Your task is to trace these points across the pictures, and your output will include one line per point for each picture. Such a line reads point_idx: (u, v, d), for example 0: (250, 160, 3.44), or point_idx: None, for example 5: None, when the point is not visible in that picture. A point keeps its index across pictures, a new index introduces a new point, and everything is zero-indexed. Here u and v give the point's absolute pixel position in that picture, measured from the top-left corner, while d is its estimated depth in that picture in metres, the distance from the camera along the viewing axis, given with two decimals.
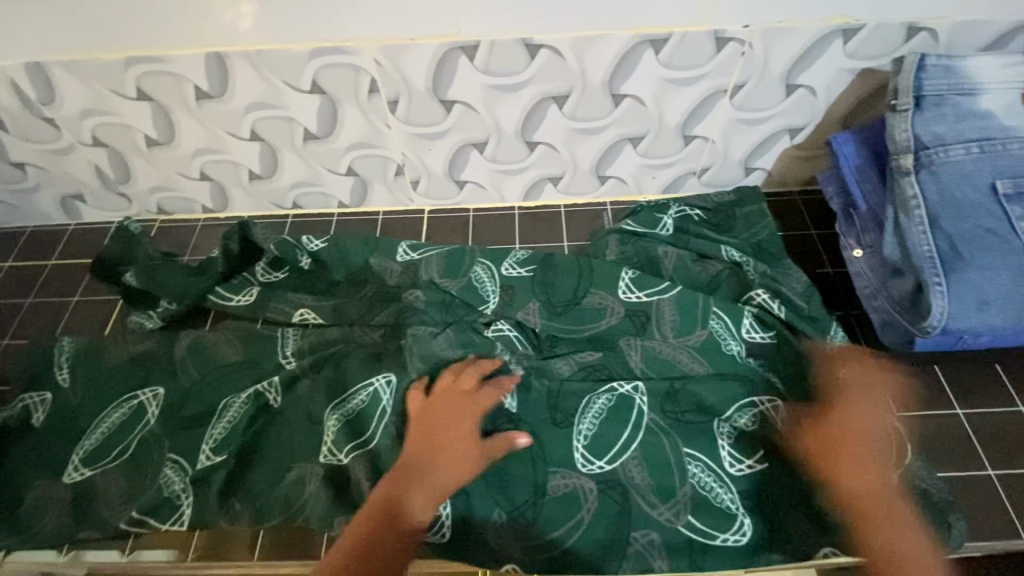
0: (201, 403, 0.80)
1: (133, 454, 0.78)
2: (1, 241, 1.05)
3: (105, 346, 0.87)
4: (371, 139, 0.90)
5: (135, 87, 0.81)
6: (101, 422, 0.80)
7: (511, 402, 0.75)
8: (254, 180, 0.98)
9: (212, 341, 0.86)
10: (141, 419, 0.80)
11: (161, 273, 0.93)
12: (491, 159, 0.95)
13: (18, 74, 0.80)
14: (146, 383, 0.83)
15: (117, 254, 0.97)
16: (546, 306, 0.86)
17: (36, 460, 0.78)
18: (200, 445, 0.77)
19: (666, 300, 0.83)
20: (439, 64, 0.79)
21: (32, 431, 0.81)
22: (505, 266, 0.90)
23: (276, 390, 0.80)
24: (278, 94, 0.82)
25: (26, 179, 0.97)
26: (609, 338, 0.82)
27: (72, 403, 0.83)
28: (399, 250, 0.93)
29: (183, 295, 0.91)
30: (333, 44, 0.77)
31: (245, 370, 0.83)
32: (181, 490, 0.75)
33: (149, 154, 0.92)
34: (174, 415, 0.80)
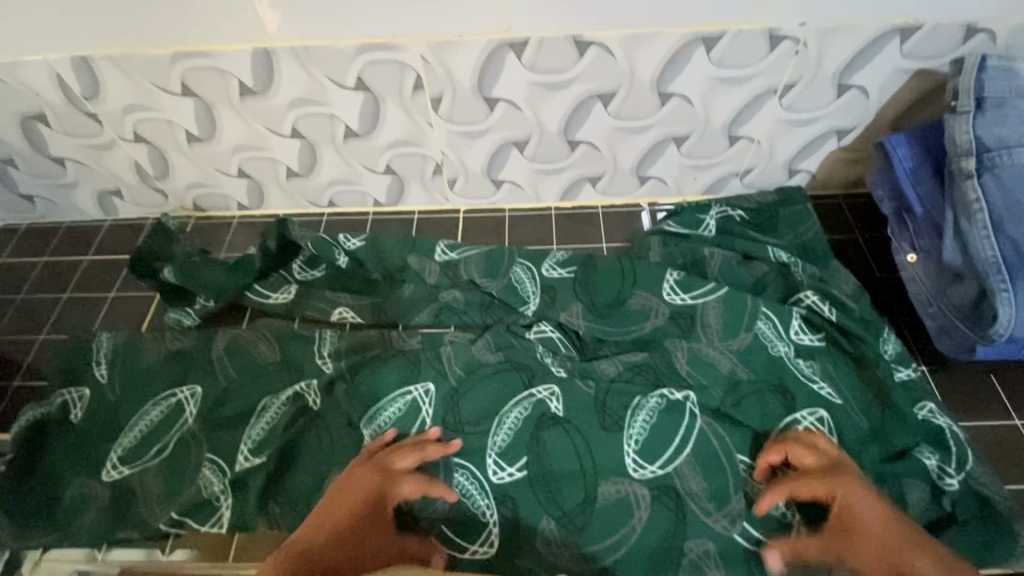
0: (240, 401, 0.79)
1: (171, 454, 0.77)
2: (37, 236, 1.06)
3: (143, 344, 0.87)
4: (411, 137, 0.89)
5: (180, 82, 0.81)
6: (139, 420, 0.80)
7: (557, 406, 0.75)
8: (291, 178, 0.97)
9: (250, 339, 0.85)
10: (180, 418, 0.79)
11: (198, 268, 0.92)
12: (531, 159, 0.93)
13: (64, 68, 0.80)
14: (185, 380, 0.82)
15: (155, 250, 0.97)
16: (588, 308, 0.84)
17: (75, 457, 0.78)
18: (239, 445, 0.76)
19: (712, 300, 0.80)
20: (486, 61, 0.78)
21: (70, 427, 0.81)
22: (545, 267, 0.89)
23: (315, 393, 0.79)
24: (321, 91, 0.82)
25: (65, 175, 0.97)
26: (653, 341, 0.80)
27: (111, 400, 0.82)
28: (438, 250, 0.92)
29: (221, 291, 0.90)
30: (381, 40, 0.76)
31: (283, 371, 0.82)
32: (220, 491, 0.73)
33: (189, 151, 0.92)
34: (212, 414, 0.79)
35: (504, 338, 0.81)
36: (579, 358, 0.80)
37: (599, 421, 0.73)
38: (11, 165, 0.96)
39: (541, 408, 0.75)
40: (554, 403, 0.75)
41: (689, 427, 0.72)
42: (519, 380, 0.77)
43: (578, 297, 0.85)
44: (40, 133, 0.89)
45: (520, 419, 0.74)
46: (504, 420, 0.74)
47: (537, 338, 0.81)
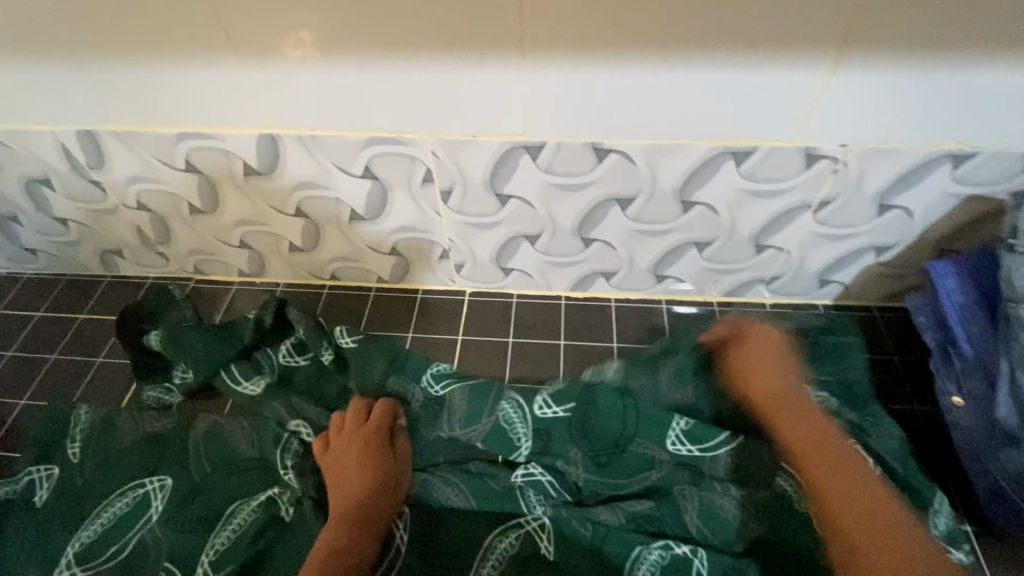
0: (209, 503, 0.74)
1: (129, 557, 0.71)
2: (37, 288, 1.04)
3: (123, 420, 0.83)
4: (418, 224, 0.86)
5: (184, 160, 0.78)
6: (101, 512, 0.75)
7: (546, 547, 0.68)
8: (293, 252, 0.94)
9: (231, 427, 0.81)
10: (143, 514, 0.74)
11: (187, 334, 0.88)
12: (542, 251, 0.88)
13: (69, 139, 0.77)
14: (156, 469, 0.78)
15: (146, 312, 0.93)
16: (583, 452, 0.75)
17: (30, 548, 0.73)
18: (199, 556, 0.70)
19: (725, 454, 0.73)
20: (500, 161, 0.74)
21: (33, 510, 0.76)
22: (538, 405, 0.77)
23: (287, 501, 0.74)
24: (328, 175, 0.78)
25: (68, 234, 0.96)
26: (661, 487, 0.73)
27: (78, 483, 0.77)
28: (425, 378, 0.83)
29: (213, 365, 0.86)
30: (391, 135, 0.72)
31: (260, 469, 0.77)
32: None
33: (191, 221, 0.89)
34: (178, 513, 0.74)
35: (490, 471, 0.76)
36: (561, 485, 0.74)
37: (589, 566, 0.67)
38: (16, 222, 0.94)
39: (530, 544, 0.69)
40: (545, 546, 0.69)
41: None
42: (505, 510, 0.72)
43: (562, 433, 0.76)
44: (44, 195, 0.87)
45: (507, 552, 0.68)
46: (488, 557, 0.68)
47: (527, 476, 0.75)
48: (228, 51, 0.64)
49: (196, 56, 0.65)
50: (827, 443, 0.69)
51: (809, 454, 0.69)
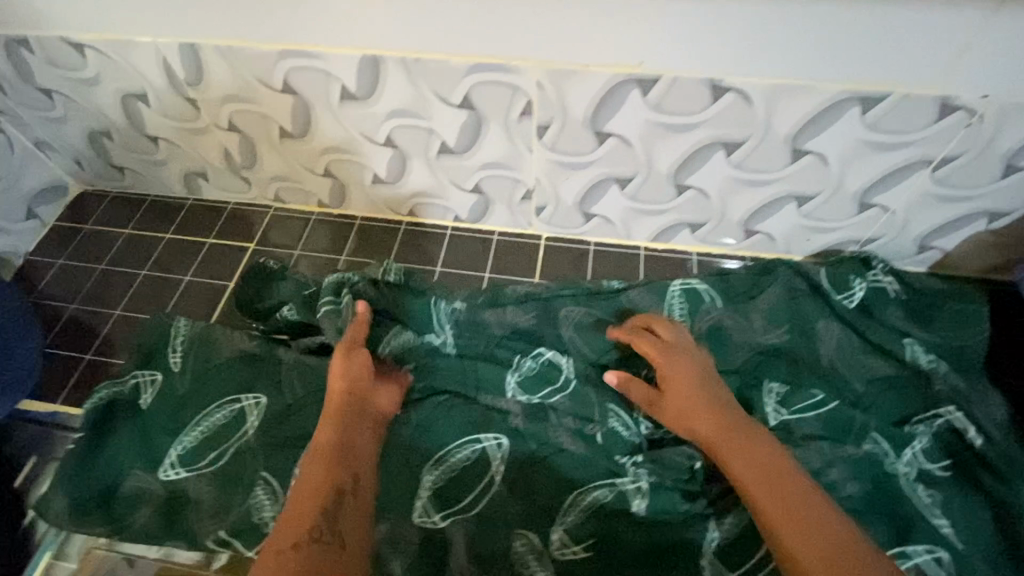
0: (303, 422, 0.78)
1: (229, 463, 0.76)
2: (123, 206, 1.07)
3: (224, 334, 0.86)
4: (507, 160, 0.84)
5: (282, 80, 0.77)
6: (203, 420, 0.79)
7: (640, 504, 0.70)
8: (376, 184, 0.94)
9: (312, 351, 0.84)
10: (241, 427, 0.78)
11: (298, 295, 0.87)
12: (630, 197, 0.86)
13: (170, 52, 0.77)
14: (251, 386, 0.81)
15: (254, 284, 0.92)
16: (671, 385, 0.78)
17: (136, 447, 0.77)
18: (294, 469, 0.74)
19: (814, 417, 0.73)
20: (609, 94, 0.71)
21: (137, 413, 0.80)
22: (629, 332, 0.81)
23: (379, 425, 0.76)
24: (424, 103, 0.77)
25: (157, 153, 0.97)
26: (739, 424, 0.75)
27: (179, 391, 0.81)
28: (507, 384, 0.79)
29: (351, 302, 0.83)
30: (498, 61, 0.70)
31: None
32: (270, 518, 0.71)
33: (279, 146, 0.89)
34: (273, 428, 0.77)
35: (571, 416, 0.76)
36: (629, 425, 0.75)
37: (674, 507, 0.69)
38: (106, 138, 0.96)
39: (622, 500, 0.70)
40: (637, 503, 0.70)
41: None
42: (597, 463, 0.73)
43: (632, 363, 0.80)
44: (138, 111, 0.88)
45: (596, 504, 0.70)
46: (580, 500, 0.71)
47: (604, 407, 0.76)
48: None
49: None
50: (778, 481, 0.60)
51: (747, 475, 0.62)
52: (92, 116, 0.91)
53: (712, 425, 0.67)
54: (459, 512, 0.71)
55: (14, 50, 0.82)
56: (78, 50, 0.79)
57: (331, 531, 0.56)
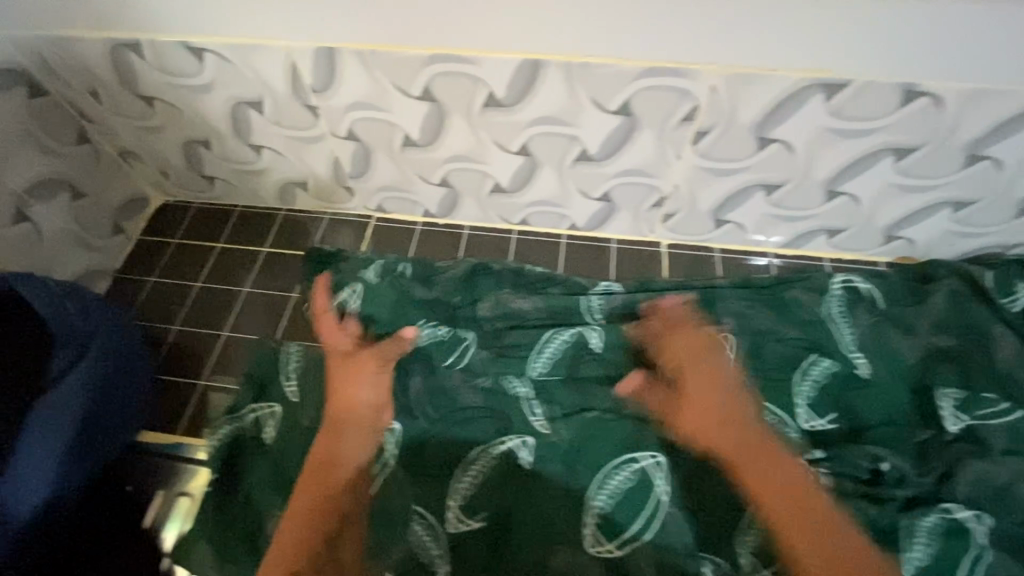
0: (448, 446, 0.75)
1: (377, 500, 0.72)
2: (210, 219, 1.02)
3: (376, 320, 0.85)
4: (649, 168, 0.80)
5: (424, 86, 0.72)
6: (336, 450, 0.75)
7: (824, 514, 0.70)
8: (494, 193, 0.90)
9: (447, 373, 0.80)
10: (378, 457, 0.75)
11: (435, 330, 0.83)
12: (774, 204, 0.83)
13: (303, 58, 0.71)
14: (383, 413, 0.77)
15: (376, 296, 0.86)
16: (838, 379, 0.79)
17: (274, 483, 0.73)
18: (448, 501, 0.71)
19: (1000, 425, 0.73)
20: (789, 99, 0.67)
21: (264, 448, 0.76)
22: (792, 329, 0.82)
23: (529, 450, 0.74)
24: (577, 109, 0.72)
25: (257, 163, 0.91)
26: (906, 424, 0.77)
27: (304, 423, 0.77)
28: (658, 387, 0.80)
29: (484, 330, 0.86)
30: (673, 65, 0.65)
31: (491, 414, 0.77)
32: (438, 556, 0.68)
33: (400, 154, 0.84)
34: (417, 459, 0.74)
35: (729, 423, 0.76)
36: (790, 422, 0.77)
37: (862, 517, 0.68)
38: (203, 147, 0.90)
39: None
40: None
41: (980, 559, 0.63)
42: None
43: (791, 353, 0.81)
44: (248, 119, 0.82)
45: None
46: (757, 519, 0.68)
47: (759, 402, 0.77)
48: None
49: None
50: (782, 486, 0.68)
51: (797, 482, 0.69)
52: (193, 124, 0.85)
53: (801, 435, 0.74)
54: (637, 537, 0.68)
55: (121, 55, 0.75)
56: (196, 54, 0.73)
57: (331, 559, 0.68)
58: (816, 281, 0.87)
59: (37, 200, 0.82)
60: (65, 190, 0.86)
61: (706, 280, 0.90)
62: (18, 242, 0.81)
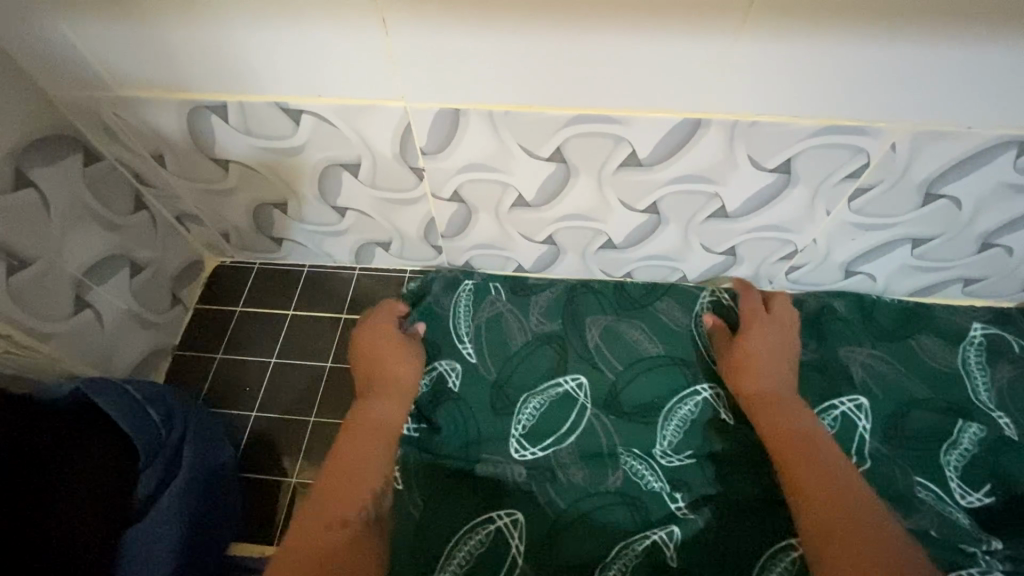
0: (577, 548, 0.65)
1: None
2: (275, 281, 0.92)
3: (473, 419, 0.76)
4: (790, 223, 0.73)
5: (555, 147, 0.64)
6: (455, 550, 0.65)
7: None
8: (602, 249, 0.82)
9: (570, 470, 0.71)
10: (506, 554, 0.65)
11: (544, 404, 0.77)
12: (917, 255, 0.76)
13: (419, 119, 0.62)
14: (502, 501, 0.69)
15: (464, 407, 0.77)
16: (988, 442, 0.71)
17: None
18: None
19: None
20: (973, 154, 0.60)
21: None
22: (923, 385, 0.76)
23: (676, 543, 0.64)
24: (727, 167, 0.64)
25: (337, 224, 0.82)
26: None
27: (414, 518, 0.68)
28: None
29: (600, 376, 0.79)
30: (852, 122, 0.58)
31: (626, 504, 0.68)
32: None
33: (506, 214, 0.76)
34: (547, 556, 0.65)
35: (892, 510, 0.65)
36: (948, 498, 0.68)
37: None
38: (277, 208, 0.80)
39: None
40: None
41: None
42: (950, 555, 0.60)
43: (933, 418, 0.73)
44: (338, 180, 0.73)
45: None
46: None
47: (908, 478, 0.68)
48: (737, 10, 0.48)
49: (685, 19, 0.49)
50: (812, 446, 0.62)
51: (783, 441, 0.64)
52: (271, 186, 0.75)
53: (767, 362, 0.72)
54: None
55: (201, 118, 0.66)
56: (292, 115, 0.64)
57: None
58: (947, 329, 0.81)
59: (96, 281, 0.72)
60: (124, 266, 0.76)
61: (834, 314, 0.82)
62: (78, 333, 0.70)
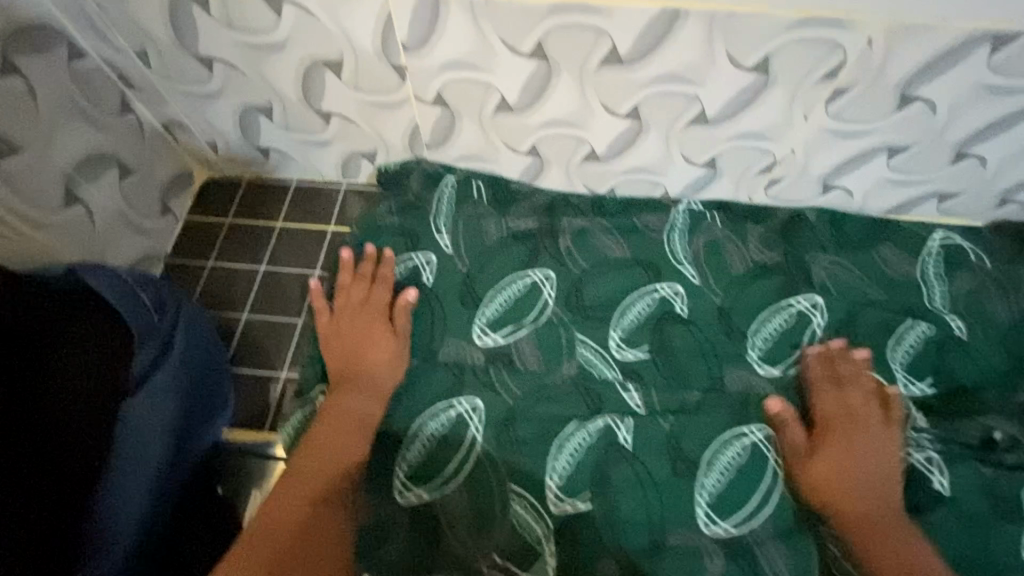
0: (532, 433, 0.72)
1: (470, 477, 0.71)
2: (262, 194, 0.93)
3: (442, 319, 0.79)
4: (769, 130, 0.73)
5: (536, 42, 0.64)
6: (418, 431, 0.73)
7: (942, 482, 0.68)
8: (586, 161, 0.83)
9: (526, 357, 0.77)
10: (466, 435, 0.72)
11: (512, 297, 0.80)
12: (892, 168, 0.78)
13: (400, 11, 0.63)
14: (463, 391, 0.74)
15: (439, 305, 0.80)
16: (936, 342, 0.75)
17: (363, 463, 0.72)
18: (546, 480, 0.70)
19: None
20: (947, 55, 0.61)
21: None
22: (879, 291, 0.79)
23: (627, 429, 0.72)
24: (704, 65, 0.65)
25: (323, 132, 0.82)
26: (1010, 380, 0.73)
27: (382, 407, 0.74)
28: (751, 359, 0.77)
29: (567, 273, 0.82)
30: (829, 15, 0.58)
31: (580, 394, 0.74)
32: (543, 537, 0.68)
33: (490, 119, 0.76)
34: (503, 440, 0.72)
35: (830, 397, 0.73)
36: (888, 387, 0.74)
37: (973, 479, 0.67)
38: (263, 114, 0.80)
39: (919, 475, 0.68)
40: (937, 477, 0.68)
41: None
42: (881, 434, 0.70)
43: (886, 318, 0.77)
44: (321, 81, 0.73)
45: (899, 481, 0.68)
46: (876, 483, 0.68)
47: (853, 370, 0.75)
48: None
49: None
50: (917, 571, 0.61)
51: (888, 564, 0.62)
52: (256, 89, 0.76)
53: (870, 471, 0.67)
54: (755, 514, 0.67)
55: (182, 8, 0.66)
56: (274, 8, 0.64)
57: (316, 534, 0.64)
58: (913, 239, 0.83)
59: (85, 178, 0.74)
60: (113, 167, 0.77)
61: (800, 220, 0.85)
62: (68, 227, 0.73)
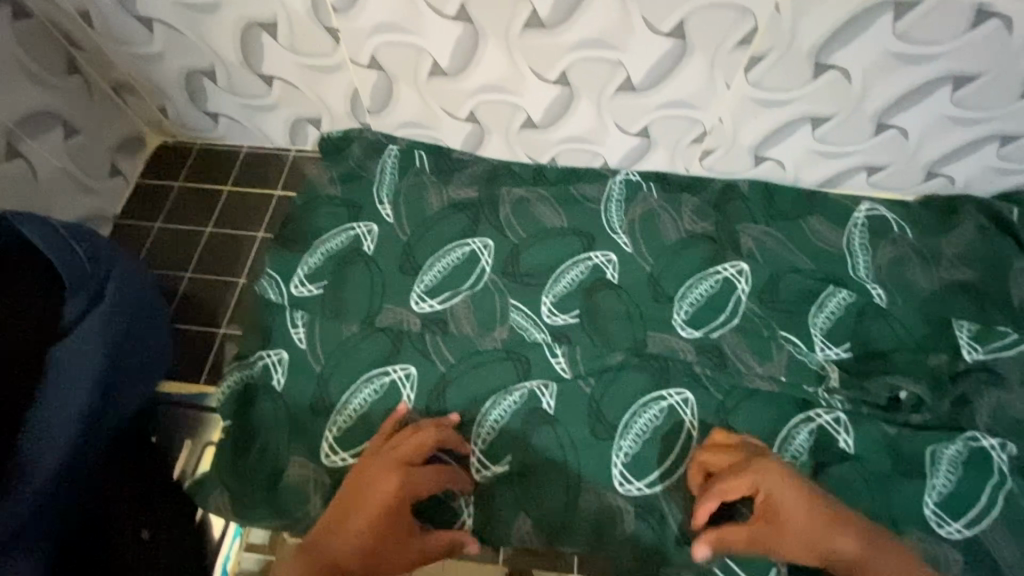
0: (461, 395, 0.74)
1: None
2: (213, 160, 0.95)
3: (380, 280, 0.81)
4: (694, 98, 0.75)
5: (459, 4, 0.66)
6: (351, 397, 0.74)
7: (847, 442, 0.70)
8: (524, 129, 0.84)
9: (460, 321, 0.79)
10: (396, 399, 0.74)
11: (450, 262, 0.82)
12: (819, 138, 0.80)
13: None
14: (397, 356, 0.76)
15: (378, 269, 0.82)
16: (856, 308, 0.77)
17: (290, 423, 0.74)
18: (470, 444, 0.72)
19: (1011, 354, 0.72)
20: (852, 20, 0.63)
21: (274, 393, 0.75)
22: (807, 261, 0.81)
23: (551, 395, 0.74)
24: (622, 30, 0.67)
25: (267, 96, 0.84)
26: (925, 346, 0.75)
27: (315, 366, 0.76)
28: (678, 325, 0.78)
29: (504, 239, 0.84)
30: None
31: (509, 358, 0.76)
32: (462, 498, 0.71)
33: (425, 84, 0.78)
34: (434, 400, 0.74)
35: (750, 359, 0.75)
36: (807, 351, 0.76)
37: (877, 439, 0.70)
38: (207, 77, 0.82)
39: (827, 437, 0.71)
40: (843, 438, 0.70)
41: (996, 487, 0.67)
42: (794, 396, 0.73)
43: (809, 285, 0.79)
44: (260, 43, 0.76)
45: (807, 445, 0.70)
46: (788, 446, 0.70)
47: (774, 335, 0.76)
48: None
49: None
50: None
51: None
52: (198, 51, 0.78)
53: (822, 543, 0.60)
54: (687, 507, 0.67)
55: None
56: None
57: None
58: (842, 211, 0.85)
59: (30, 134, 0.76)
60: (59, 125, 0.80)
61: (734, 192, 0.86)
62: (10, 180, 0.76)
